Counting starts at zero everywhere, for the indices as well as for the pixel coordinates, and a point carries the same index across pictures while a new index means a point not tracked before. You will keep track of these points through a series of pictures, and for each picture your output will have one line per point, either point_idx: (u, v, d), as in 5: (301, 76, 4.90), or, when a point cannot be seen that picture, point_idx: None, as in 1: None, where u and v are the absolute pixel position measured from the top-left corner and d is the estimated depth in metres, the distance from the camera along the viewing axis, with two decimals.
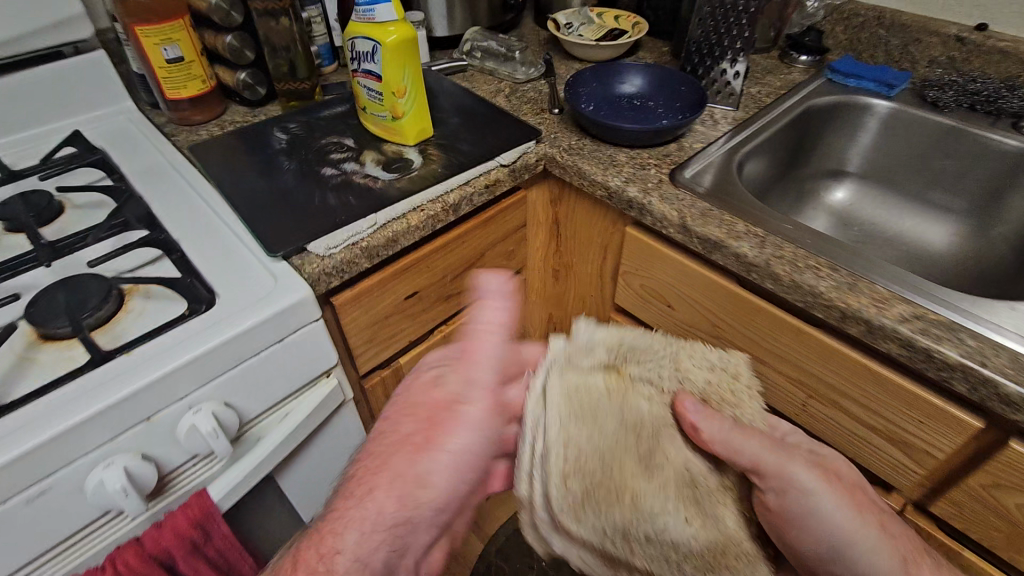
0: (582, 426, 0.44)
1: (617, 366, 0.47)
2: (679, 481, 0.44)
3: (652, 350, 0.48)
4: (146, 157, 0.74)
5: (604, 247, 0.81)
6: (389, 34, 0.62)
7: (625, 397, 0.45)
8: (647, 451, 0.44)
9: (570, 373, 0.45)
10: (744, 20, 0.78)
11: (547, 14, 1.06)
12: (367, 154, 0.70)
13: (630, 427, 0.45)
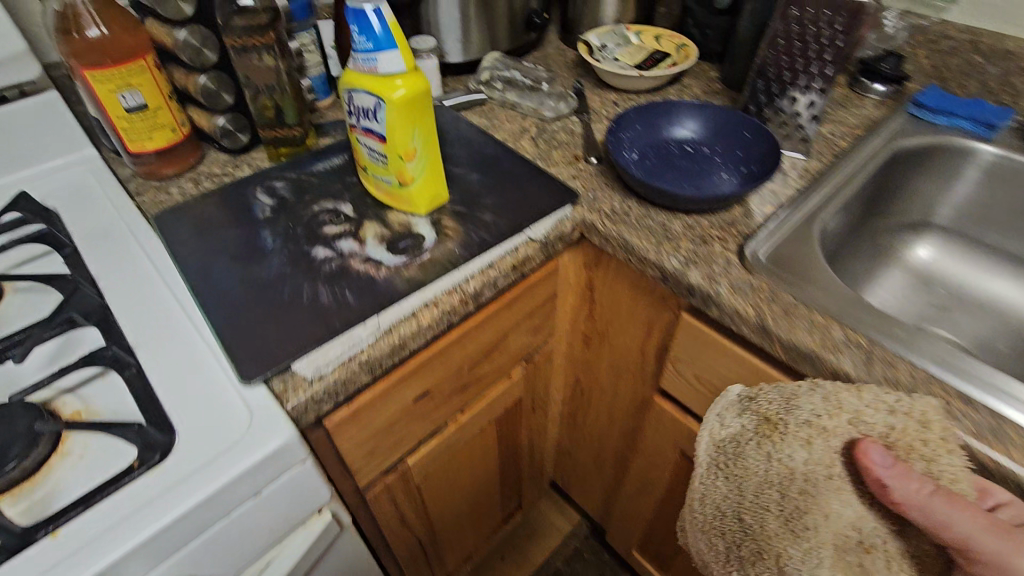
0: (726, 478, 0.51)
1: (766, 420, 0.49)
2: (844, 544, 0.45)
3: (804, 400, 0.47)
4: (105, 224, 0.62)
5: (648, 324, 0.68)
6: (394, 88, 0.50)
7: (782, 450, 0.47)
8: (798, 515, 0.46)
9: (716, 427, 0.53)
10: (827, 55, 0.63)
11: (576, 30, 0.92)
12: (368, 227, 0.58)
13: (792, 508, 0.47)
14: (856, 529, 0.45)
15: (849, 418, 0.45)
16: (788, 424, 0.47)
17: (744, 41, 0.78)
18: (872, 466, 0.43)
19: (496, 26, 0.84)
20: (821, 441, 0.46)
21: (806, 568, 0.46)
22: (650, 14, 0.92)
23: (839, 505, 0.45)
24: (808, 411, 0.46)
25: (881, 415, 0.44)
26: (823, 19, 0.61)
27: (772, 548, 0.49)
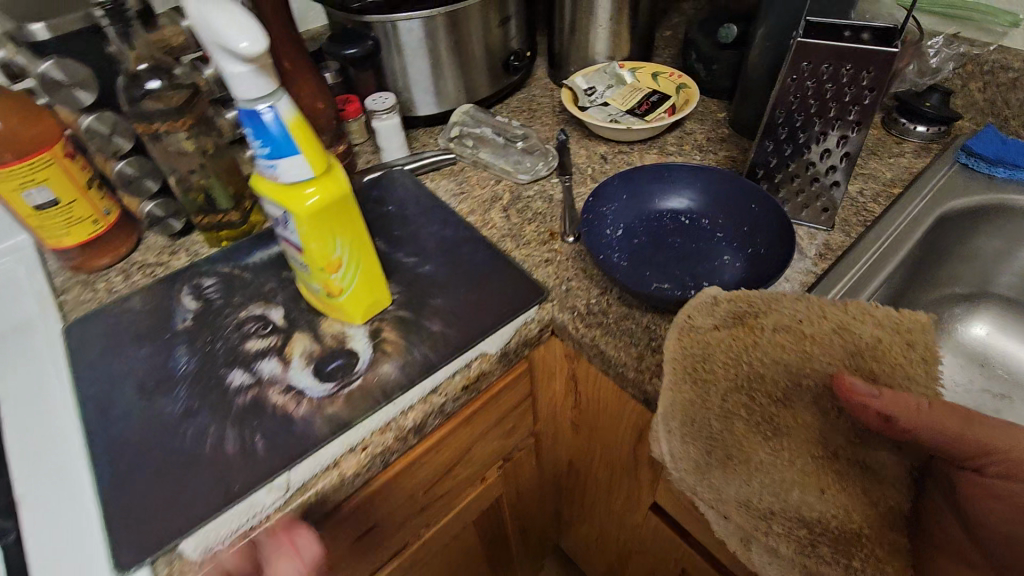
0: (696, 383, 0.41)
1: (743, 323, 0.43)
2: (819, 453, 0.39)
3: (781, 309, 0.43)
4: (20, 331, 0.56)
5: (640, 429, 0.58)
6: (303, 198, 0.41)
7: (756, 353, 0.41)
8: (775, 412, 0.40)
9: (689, 328, 0.43)
10: (851, 115, 0.50)
11: (563, 68, 0.82)
12: (296, 342, 0.50)
13: (767, 408, 0.40)
14: (839, 429, 0.39)
15: (831, 326, 0.42)
16: (765, 328, 0.42)
17: (753, 79, 0.67)
18: (856, 390, 0.37)
19: (470, 72, 0.75)
20: (799, 346, 0.41)
21: (778, 473, 0.39)
22: (649, 47, 0.81)
23: (813, 412, 0.40)
24: (788, 317, 0.42)
25: (866, 329, 0.42)
26: (846, 72, 0.48)
27: (743, 453, 0.39)
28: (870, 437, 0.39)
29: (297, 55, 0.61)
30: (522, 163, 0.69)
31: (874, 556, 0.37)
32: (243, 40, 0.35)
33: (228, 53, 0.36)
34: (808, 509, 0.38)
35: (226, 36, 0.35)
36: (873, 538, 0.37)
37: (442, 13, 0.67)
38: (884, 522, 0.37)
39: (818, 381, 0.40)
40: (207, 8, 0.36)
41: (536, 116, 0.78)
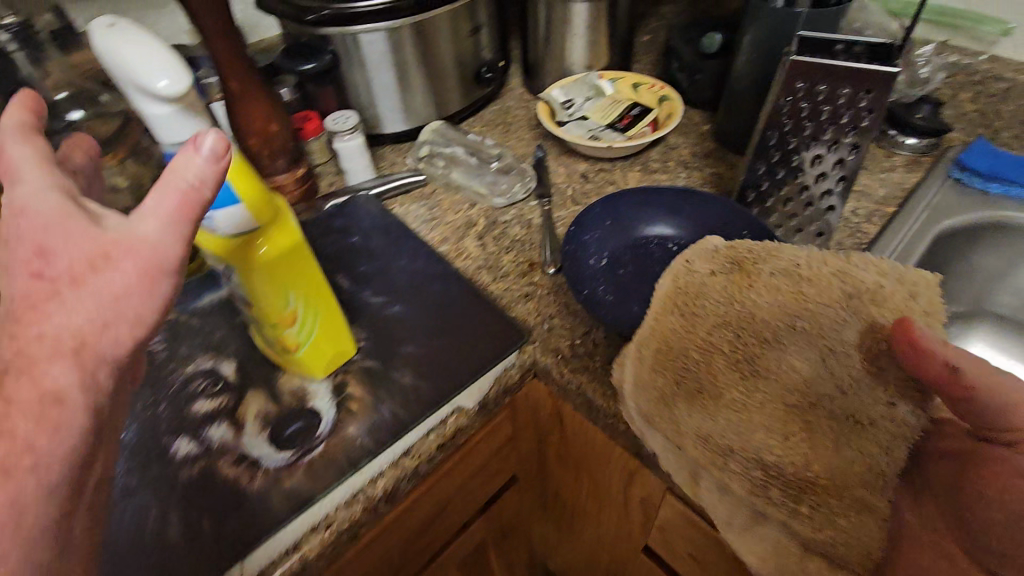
0: (681, 316, 0.36)
1: (738, 268, 0.37)
2: (796, 402, 0.32)
3: (783, 255, 0.37)
4: None
5: (630, 472, 0.54)
6: (250, 249, 0.36)
7: (748, 294, 0.35)
8: (757, 355, 0.34)
9: (681, 270, 0.38)
10: (848, 137, 0.47)
11: (540, 79, 0.78)
12: (250, 402, 0.44)
13: (750, 346, 0.34)
14: (832, 373, 0.32)
15: (834, 271, 0.35)
16: (760, 274, 0.36)
17: (740, 88, 0.62)
18: (919, 334, 0.31)
19: (439, 86, 0.70)
20: (797, 287, 0.35)
21: (747, 416, 0.33)
22: (628, 56, 0.77)
23: (807, 359, 0.33)
24: (786, 261, 0.36)
25: (868, 274, 0.35)
26: (844, 93, 0.44)
27: (715, 388, 0.34)
28: (865, 387, 0.32)
29: (246, 72, 0.55)
30: (497, 185, 0.64)
31: (840, 515, 0.31)
32: (164, 77, 0.31)
33: (146, 93, 0.31)
34: (774, 458, 0.32)
35: (144, 72, 0.31)
36: (848, 500, 0.31)
37: (408, 24, 0.62)
38: (857, 484, 0.31)
39: (819, 323, 0.33)
40: (118, 39, 0.31)
41: (512, 131, 0.73)
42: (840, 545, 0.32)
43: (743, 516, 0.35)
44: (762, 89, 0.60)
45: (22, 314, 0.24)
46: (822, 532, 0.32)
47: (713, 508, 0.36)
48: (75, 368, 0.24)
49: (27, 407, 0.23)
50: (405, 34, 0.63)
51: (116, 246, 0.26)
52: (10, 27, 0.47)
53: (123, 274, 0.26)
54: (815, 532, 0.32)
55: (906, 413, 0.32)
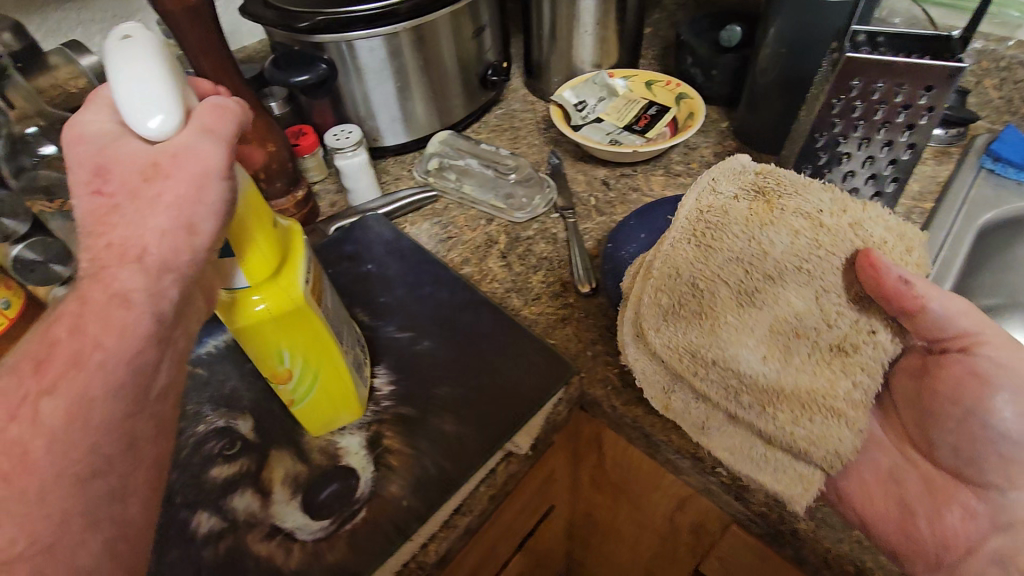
0: (696, 247, 0.35)
1: (763, 198, 0.34)
2: (782, 329, 0.34)
3: (811, 191, 0.33)
4: None
5: (679, 499, 0.50)
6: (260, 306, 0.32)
7: (762, 233, 0.33)
8: (760, 290, 0.34)
9: (706, 192, 0.35)
10: (903, 137, 0.44)
11: (545, 80, 0.73)
12: (275, 464, 0.40)
13: (754, 279, 0.34)
14: (821, 311, 0.33)
15: (851, 223, 0.33)
16: (784, 209, 0.33)
17: (765, 84, 0.59)
18: (887, 267, 0.32)
19: (442, 93, 0.65)
20: (812, 233, 0.33)
21: (736, 343, 0.34)
22: (636, 52, 0.74)
23: (803, 298, 0.33)
24: (813, 201, 0.33)
25: (878, 229, 0.33)
26: (902, 91, 0.41)
27: (711, 314, 0.35)
28: (850, 318, 0.33)
29: (237, 90, 0.50)
30: (514, 197, 0.60)
31: (806, 415, 0.34)
32: (156, 120, 0.26)
33: (131, 117, 0.26)
34: (753, 371, 0.34)
35: (134, 113, 0.25)
36: (820, 408, 0.34)
37: (407, 28, 0.57)
38: (832, 395, 0.34)
39: (821, 268, 0.33)
40: (118, 58, 0.26)
41: (522, 138, 0.69)
42: (804, 446, 0.34)
43: (719, 417, 0.37)
44: (790, 86, 0.57)
45: (93, 227, 0.25)
46: (788, 430, 0.34)
47: (682, 413, 0.38)
48: (141, 272, 0.24)
49: (102, 309, 0.24)
50: (405, 39, 0.59)
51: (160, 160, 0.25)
52: None
53: (175, 188, 0.25)
54: (778, 427, 0.35)
55: (886, 341, 0.33)
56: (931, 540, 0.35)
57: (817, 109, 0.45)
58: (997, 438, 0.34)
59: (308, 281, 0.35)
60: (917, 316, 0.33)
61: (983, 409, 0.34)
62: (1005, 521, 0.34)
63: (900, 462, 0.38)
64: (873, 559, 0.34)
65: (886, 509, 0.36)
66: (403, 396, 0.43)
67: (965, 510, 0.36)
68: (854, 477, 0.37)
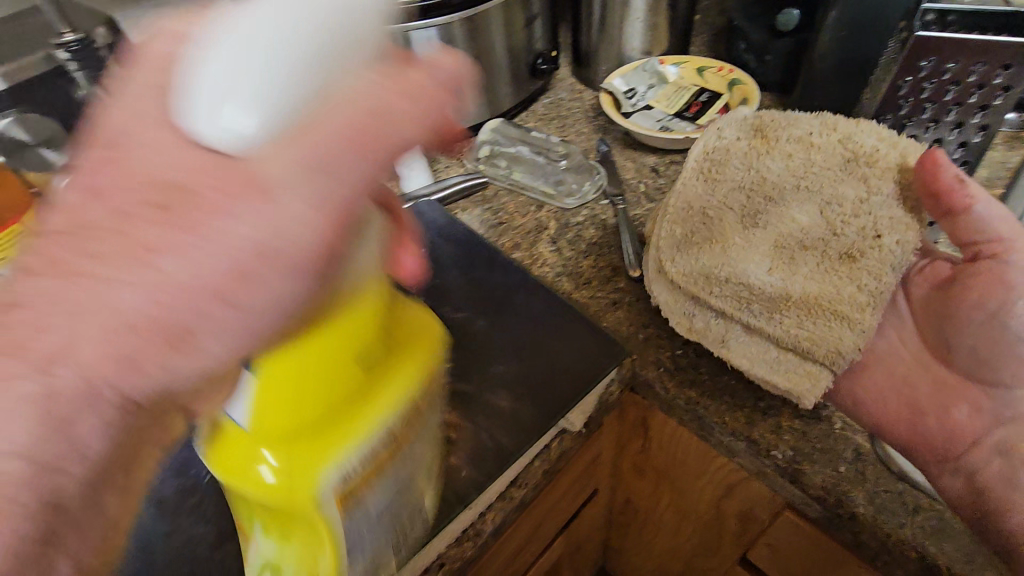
0: (703, 179, 0.40)
1: (759, 135, 0.40)
2: (787, 243, 0.37)
3: (800, 122, 0.39)
4: None
5: (727, 486, 0.50)
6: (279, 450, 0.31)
7: (763, 161, 0.39)
8: (764, 211, 0.38)
9: (712, 137, 0.41)
10: (974, 118, 0.42)
11: (594, 69, 0.74)
12: None
13: (755, 203, 0.39)
14: (828, 224, 0.37)
15: (841, 138, 0.38)
16: (780, 138, 0.39)
17: (823, 68, 0.57)
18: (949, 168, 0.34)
19: (492, 82, 0.66)
20: (806, 154, 0.38)
21: (744, 256, 0.38)
22: (686, 39, 0.73)
23: (808, 214, 0.37)
24: (802, 129, 0.39)
25: (870, 140, 0.38)
26: (977, 70, 0.40)
27: (719, 237, 0.39)
28: (853, 224, 0.36)
29: None
30: (564, 184, 0.61)
31: (810, 319, 0.36)
32: (218, 124, 0.22)
33: (206, 112, 0.22)
34: (763, 284, 0.37)
35: (217, 106, 0.21)
36: (826, 312, 0.36)
37: (460, 18, 0.59)
38: (837, 299, 0.36)
39: (820, 183, 0.38)
40: (232, 38, 0.22)
41: (571, 127, 0.70)
42: (809, 348, 0.36)
43: (733, 330, 0.39)
44: (852, 70, 0.56)
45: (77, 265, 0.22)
46: (794, 335, 0.37)
47: (704, 335, 0.40)
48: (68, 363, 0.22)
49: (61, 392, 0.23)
50: (458, 28, 0.60)
51: (186, 206, 0.22)
52: None
53: (179, 259, 0.22)
54: (788, 334, 0.37)
55: (894, 245, 0.36)
56: (939, 432, 0.37)
57: (883, 91, 0.44)
58: (1018, 342, 0.35)
59: (353, 477, 0.30)
60: (960, 218, 0.35)
61: (1009, 314, 0.35)
62: (1006, 416, 0.36)
63: (913, 364, 0.40)
64: (937, 546, 0.34)
65: (896, 411, 0.38)
66: (459, 373, 0.44)
67: (971, 407, 0.37)
68: (866, 378, 0.39)
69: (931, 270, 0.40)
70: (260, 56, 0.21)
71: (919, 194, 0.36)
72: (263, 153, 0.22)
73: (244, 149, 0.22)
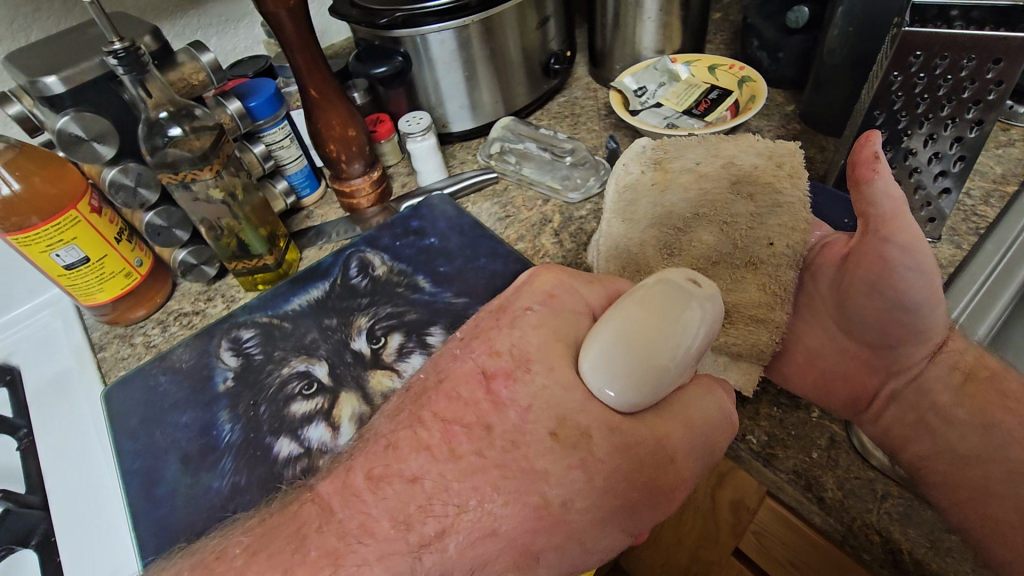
0: (622, 219, 0.45)
1: (659, 166, 0.45)
2: (700, 263, 0.42)
3: (692, 151, 0.45)
4: (72, 413, 0.55)
5: (719, 474, 0.51)
6: None
7: (665, 196, 0.44)
8: (676, 240, 0.43)
9: (621, 174, 0.46)
10: (969, 113, 0.42)
11: (608, 68, 0.75)
12: (343, 403, 0.46)
13: (670, 232, 0.43)
14: (730, 238, 0.42)
15: (725, 164, 0.43)
16: (676, 169, 0.44)
17: (832, 63, 0.57)
18: (872, 144, 0.35)
19: (507, 81, 0.69)
20: (698, 184, 0.43)
21: None
22: (701, 38, 0.74)
23: (712, 233, 0.42)
24: (692, 160, 0.44)
25: (749, 158, 0.43)
26: (967, 64, 0.40)
27: (645, 265, 0.43)
28: (751, 234, 0.42)
29: (324, 80, 0.56)
30: (571, 179, 0.63)
31: (734, 326, 0.41)
32: (636, 384, 0.30)
33: (618, 379, 0.30)
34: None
35: (622, 376, 0.30)
36: (747, 317, 0.41)
37: (475, 21, 0.62)
38: (753, 305, 0.41)
39: (715, 208, 0.42)
40: (671, 317, 0.31)
41: (582, 124, 0.72)
42: (738, 350, 0.41)
43: None
44: (857, 68, 0.55)
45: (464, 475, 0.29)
46: (724, 342, 0.41)
47: None
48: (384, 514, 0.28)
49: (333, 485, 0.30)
50: (473, 31, 0.63)
51: (585, 450, 0.30)
52: (118, 52, 0.42)
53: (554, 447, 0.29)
54: (719, 342, 0.41)
55: (785, 249, 0.41)
56: (847, 393, 0.42)
57: (876, 86, 0.44)
58: (897, 310, 0.38)
59: None
60: (865, 191, 0.36)
61: (886, 285, 0.37)
62: (896, 368, 0.40)
63: (828, 336, 0.43)
64: (901, 531, 0.35)
65: (810, 385, 0.42)
66: None
67: (868, 367, 0.42)
68: (784, 360, 0.44)
69: (830, 250, 0.42)
70: (675, 348, 0.30)
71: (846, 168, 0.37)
72: (632, 407, 0.31)
73: (629, 404, 0.30)
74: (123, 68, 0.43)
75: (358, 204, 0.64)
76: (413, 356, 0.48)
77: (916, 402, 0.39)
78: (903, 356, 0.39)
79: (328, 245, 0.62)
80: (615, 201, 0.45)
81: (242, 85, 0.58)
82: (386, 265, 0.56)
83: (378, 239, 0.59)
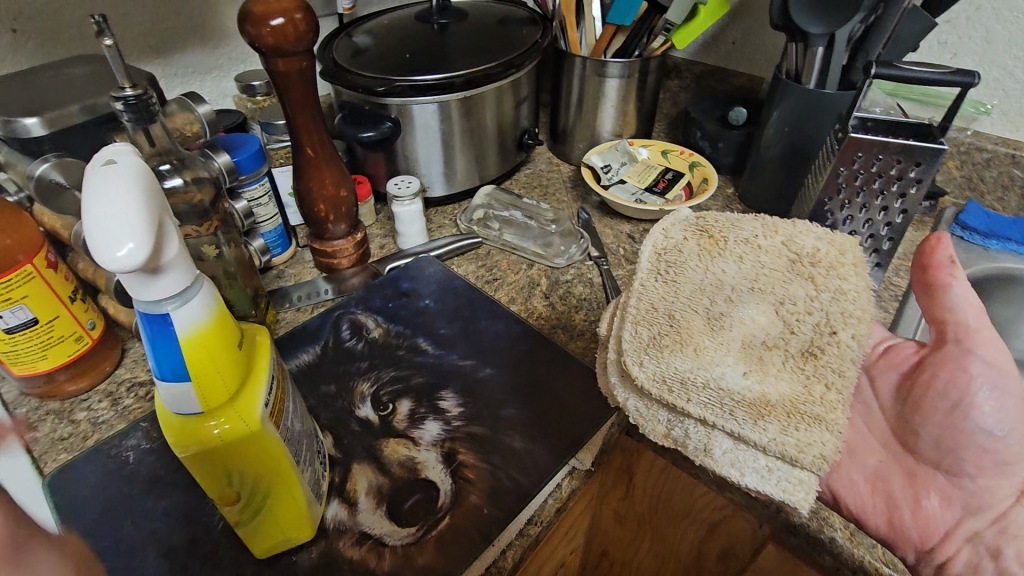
0: (663, 278, 0.38)
1: (706, 235, 0.40)
2: (753, 345, 0.36)
3: (743, 224, 0.40)
4: None
5: (711, 524, 0.54)
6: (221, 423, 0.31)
7: (716, 262, 0.38)
8: (726, 315, 0.37)
9: (659, 237, 0.40)
10: (897, 203, 0.52)
11: (571, 147, 0.82)
12: (358, 477, 0.43)
13: (717, 304, 0.37)
14: (783, 321, 0.37)
15: (784, 239, 0.39)
16: (727, 240, 0.39)
17: (771, 156, 0.68)
18: (949, 249, 0.38)
19: (481, 153, 0.73)
20: (754, 257, 0.38)
21: (718, 359, 0.35)
22: (649, 125, 0.83)
23: (766, 314, 0.37)
24: (748, 230, 0.40)
25: (809, 241, 0.39)
26: (896, 165, 0.50)
27: (682, 337, 0.36)
28: (807, 320, 0.37)
29: (322, 142, 0.55)
30: (552, 246, 0.67)
31: (793, 423, 0.33)
32: (160, 232, 0.26)
33: (116, 233, 0.24)
34: (742, 390, 0.34)
35: (118, 233, 0.24)
36: (804, 415, 0.34)
37: (460, 97, 0.65)
38: (810, 401, 0.34)
39: (771, 284, 0.38)
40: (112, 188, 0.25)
41: (552, 196, 0.77)
42: (797, 456, 0.33)
43: (723, 441, 0.35)
44: (790, 161, 0.66)
45: None
46: (781, 444, 0.33)
47: (682, 444, 0.36)
48: None
49: None
50: (457, 106, 0.66)
51: None
52: (129, 98, 0.39)
53: None
54: (779, 442, 0.33)
55: (849, 339, 0.36)
56: (916, 528, 0.41)
57: (823, 179, 0.54)
58: (978, 432, 0.39)
59: (272, 401, 0.33)
60: (941, 297, 0.39)
61: (970, 404, 0.39)
62: (974, 505, 0.41)
63: (886, 457, 0.44)
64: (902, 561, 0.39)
65: (873, 505, 0.42)
66: (466, 413, 0.47)
67: (943, 499, 0.42)
68: (844, 474, 0.43)
69: (894, 356, 0.45)
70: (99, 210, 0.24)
71: (913, 267, 0.40)
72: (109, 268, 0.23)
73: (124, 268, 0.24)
74: (131, 114, 0.40)
75: (337, 264, 0.62)
76: (427, 422, 0.46)
77: (995, 546, 0.40)
78: (985, 488, 0.40)
79: (306, 306, 0.59)
80: (648, 268, 0.39)
81: (225, 138, 0.55)
82: (382, 326, 0.55)
83: (368, 300, 0.58)
